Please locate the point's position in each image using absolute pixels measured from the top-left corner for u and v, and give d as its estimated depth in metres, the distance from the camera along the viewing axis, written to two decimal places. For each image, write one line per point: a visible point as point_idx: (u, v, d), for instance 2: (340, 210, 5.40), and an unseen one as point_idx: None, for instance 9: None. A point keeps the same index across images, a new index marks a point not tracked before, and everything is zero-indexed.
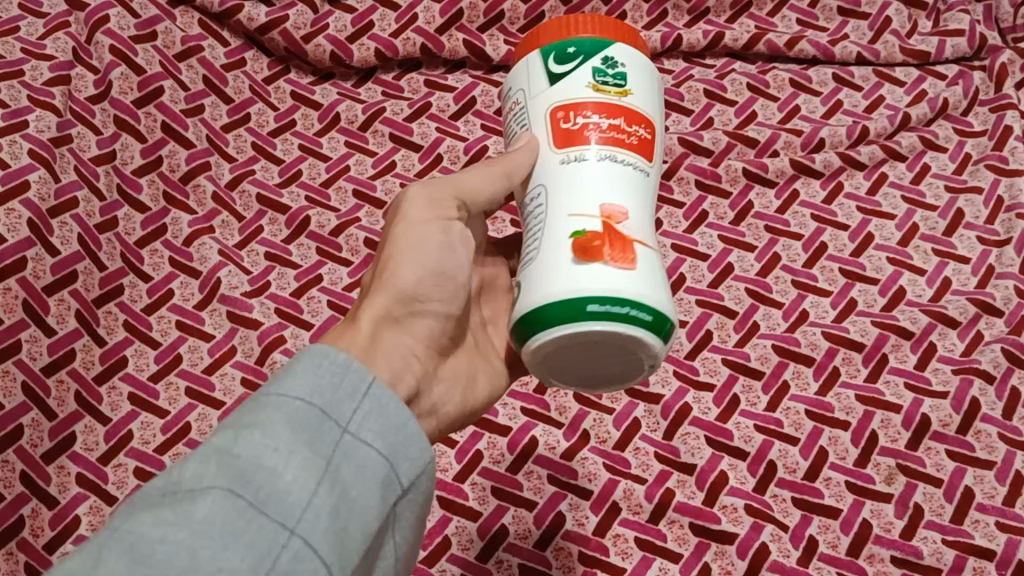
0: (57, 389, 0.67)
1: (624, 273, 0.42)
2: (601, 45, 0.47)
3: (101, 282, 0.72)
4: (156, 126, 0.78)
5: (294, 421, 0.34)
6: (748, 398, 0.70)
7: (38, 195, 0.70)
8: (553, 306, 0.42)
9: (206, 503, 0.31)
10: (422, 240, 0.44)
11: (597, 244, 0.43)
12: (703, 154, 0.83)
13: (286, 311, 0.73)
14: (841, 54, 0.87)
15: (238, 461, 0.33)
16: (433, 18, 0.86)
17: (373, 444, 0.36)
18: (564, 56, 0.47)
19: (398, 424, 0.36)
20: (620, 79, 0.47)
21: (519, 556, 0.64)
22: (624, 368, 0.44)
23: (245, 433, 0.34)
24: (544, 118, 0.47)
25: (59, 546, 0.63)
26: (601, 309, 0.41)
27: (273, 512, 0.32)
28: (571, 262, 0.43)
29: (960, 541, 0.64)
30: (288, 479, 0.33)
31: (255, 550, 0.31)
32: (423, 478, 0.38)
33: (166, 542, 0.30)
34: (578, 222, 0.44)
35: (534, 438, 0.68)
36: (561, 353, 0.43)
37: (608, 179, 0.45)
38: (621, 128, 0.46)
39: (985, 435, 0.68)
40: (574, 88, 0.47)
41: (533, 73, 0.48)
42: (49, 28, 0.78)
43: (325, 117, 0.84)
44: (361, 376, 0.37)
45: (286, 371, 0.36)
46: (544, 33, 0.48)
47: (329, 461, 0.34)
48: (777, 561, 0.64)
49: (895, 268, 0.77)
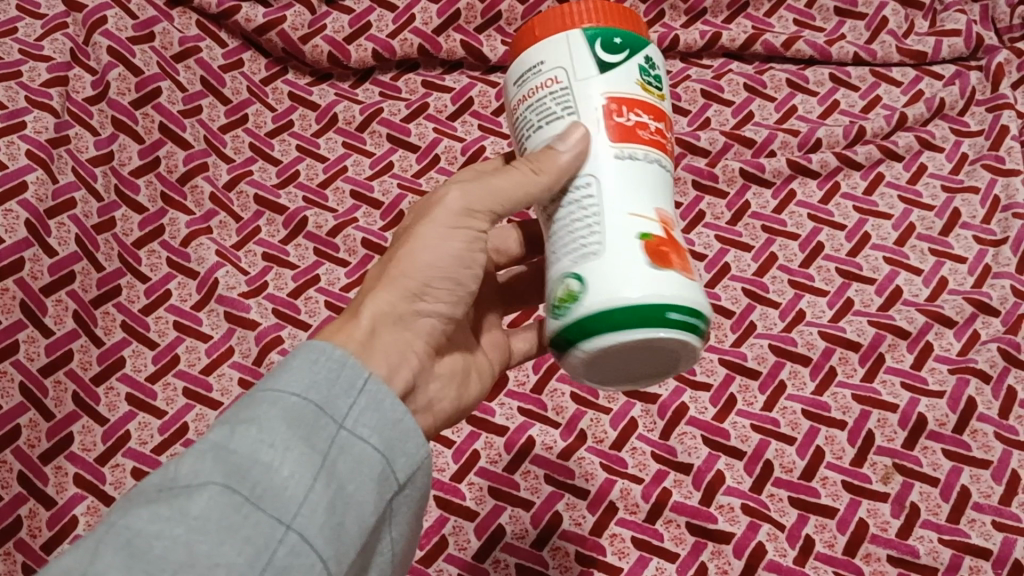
0: (55, 389, 0.67)
1: (690, 284, 0.41)
2: (642, 42, 0.44)
3: (98, 282, 0.72)
4: (154, 126, 0.78)
5: (290, 417, 0.34)
6: (745, 398, 0.71)
7: (36, 196, 0.70)
8: (634, 314, 0.39)
9: (202, 499, 0.31)
10: (435, 237, 0.42)
11: (664, 251, 0.41)
12: (700, 154, 0.83)
13: (284, 311, 0.73)
14: (838, 54, 0.87)
15: (234, 457, 0.33)
16: (430, 18, 0.86)
17: (369, 440, 0.35)
18: (613, 45, 0.42)
19: (395, 420, 0.36)
20: (659, 82, 0.44)
21: (516, 556, 0.64)
22: (661, 372, 0.44)
23: (241, 429, 0.34)
24: (592, 108, 0.42)
25: (57, 546, 0.63)
26: (681, 319, 0.40)
27: (269, 508, 0.32)
28: (648, 269, 0.40)
29: (956, 540, 0.64)
30: (283, 474, 0.33)
31: (251, 545, 0.31)
32: (421, 473, 0.38)
33: (163, 537, 0.30)
34: (642, 225, 0.41)
35: (531, 438, 0.68)
36: (622, 360, 0.41)
37: (658, 184, 0.43)
38: (665, 134, 0.44)
39: (981, 434, 0.68)
40: (625, 83, 0.42)
41: (576, 56, 0.42)
42: (47, 29, 0.78)
43: (323, 118, 0.84)
44: (357, 373, 0.36)
45: (284, 366, 0.36)
46: (588, 13, 0.43)
47: (326, 457, 0.34)
48: (773, 560, 0.64)
49: (891, 268, 0.77)
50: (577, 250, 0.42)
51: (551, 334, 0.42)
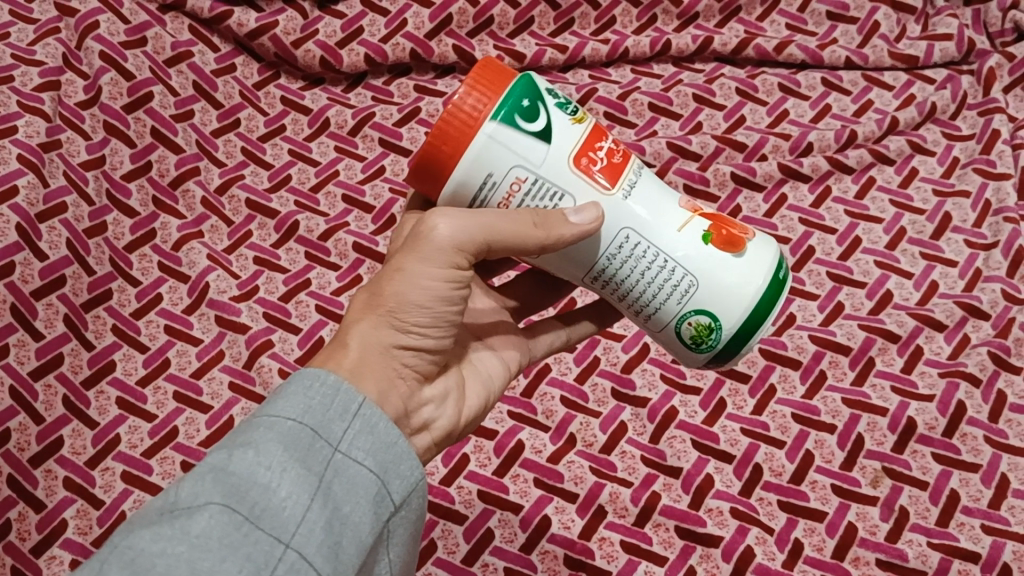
0: (45, 392, 0.67)
1: (759, 235, 0.45)
2: (531, 77, 0.41)
3: (89, 287, 0.72)
4: (146, 131, 0.78)
5: (286, 440, 0.34)
6: (734, 402, 0.71)
7: (27, 201, 0.70)
8: (758, 306, 0.43)
9: (203, 518, 0.31)
10: (422, 270, 0.40)
11: (730, 232, 0.43)
12: (692, 158, 0.83)
13: (275, 315, 0.74)
14: (830, 58, 0.87)
15: (233, 478, 0.33)
16: (422, 23, 0.86)
17: (363, 461, 0.36)
18: (527, 111, 0.40)
19: (389, 442, 0.37)
20: (569, 99, 0.42)
21: (505, 559, 0.64)
22: None
23: (239, 452, 0.34)
24: (570, 176, 0.41)
25: (46, 549, 0.63)
26: (781, 275, 0.44)
27: (268, 527, 0.32)
28: (737, 258, 0.43)
29: (945, 544, 0.64)
30: (281, 495, 0.33)
31: (252, 562, 0.31)
32: (416, 494, 0.38)
33: (166, 555, 0.30)
34: (695, 228, 0.43)
35: (521, 441, 0.68)
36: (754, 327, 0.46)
37: (659, 189, 0.43)
38: (618, 144, 0.43)
39: (971, 437, 0.68)
40: (566, 132, 0.41)
41: (514, 145, 0.39)
42: (40, 34, 0.78)
43: (315, 122, 0.84)
44: (351, 397, 0.37)
45: (279, 394, 0.37)
46: (480, 104, 0.39)
47: (322, 478, 0.34)
48: (762, 564, 0.64)
49: (882, 272, 0.77)
50: (671, 296, 0.43)
51: (698, 364, 0.45)
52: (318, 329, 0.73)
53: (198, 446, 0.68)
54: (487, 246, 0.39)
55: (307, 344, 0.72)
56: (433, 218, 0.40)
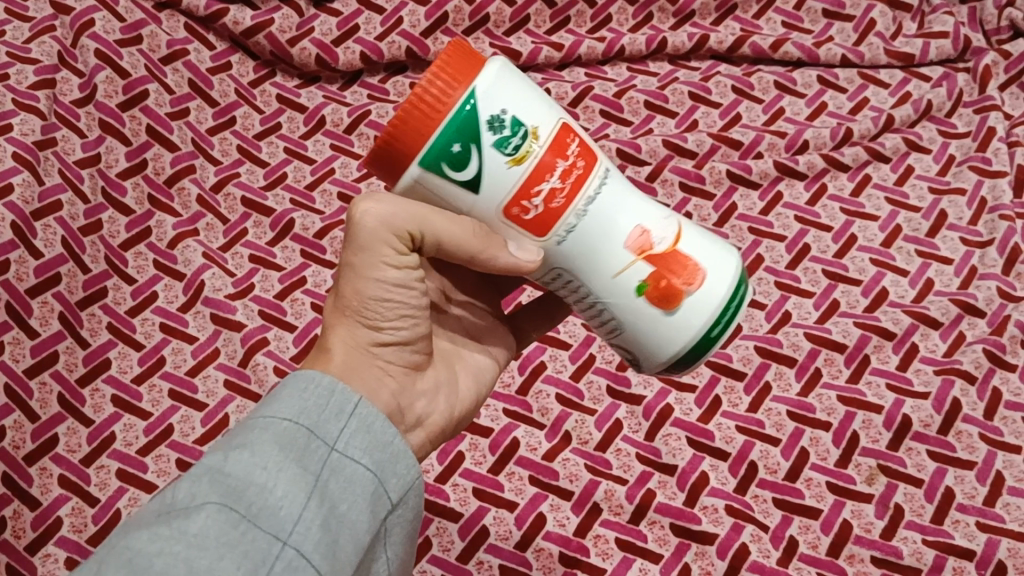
0: (40, 390, 0.67)
1: (710, 280, 0.42)
2: (473, 110, 0.37)
3: (84, 285, 0.72)
4: (141, 129, 0.78)
5: (282, 441, 0.35)
6: (730, 399, 0.71)
7: (22, 198, 0.70)
8: (682, 358, 0.43)
9: (200, 517, 0.31)
10: (370, 264, 0.41)
11: (668, 284, 0.41)
12: (687, 156, 0.83)
13: (271, 313, 0.74)
14: (826, 56, 0.87)
15: (229, 478, 0.33)
16: (418, 21, 0.86)
17: (360, 460, 0.36)
18: (455, 158, 0.38)
19: (385, 441, 0.37)
20: (519, 127, 0.38)
21: (499, 557, 0.64)
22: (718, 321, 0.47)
23: (235, 454, 0.34)
24: (497, 220, 0.40)
25: (41, 547, 0.63)
26: (719, 330, 0.43)
27: (266, 525, 0.32)
28: (667, 316, 0.42)
29: (940, 541, 0.64)
30: (279, 493, 0.33)
31: (250, 559, 0.31)
32: (412, 493, 0.38)
33: (163, 554, 0.30)
34: (633, 276, 0.41)
35: (516, 439, 0.68)
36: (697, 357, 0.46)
37: (607, 228, 0.41)
38: (572, 161, 0.40)
39: (966, 435, 0.68)
40: (499, 180, 0.39)
41: (441, 190, 0.39)
42: (35, 32, 0.78)
43: (311, 120, 0.84)
44: (346, 398, 0.37)
45: (274, 398, 0.37)
46: (408, 146, 0.38)
47: (318, 476, 0.35)
48: (756, 561, 0.64)
49: (878, 269, 0.77)
50: (602, 328, 0.45)
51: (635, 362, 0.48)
52: (314, 326, 0.73)
53: (193, 443, 0.68)
54: (422, 231, 0.39)
55: (303, 342, 0.72)
56: (361, 203, 0.40)
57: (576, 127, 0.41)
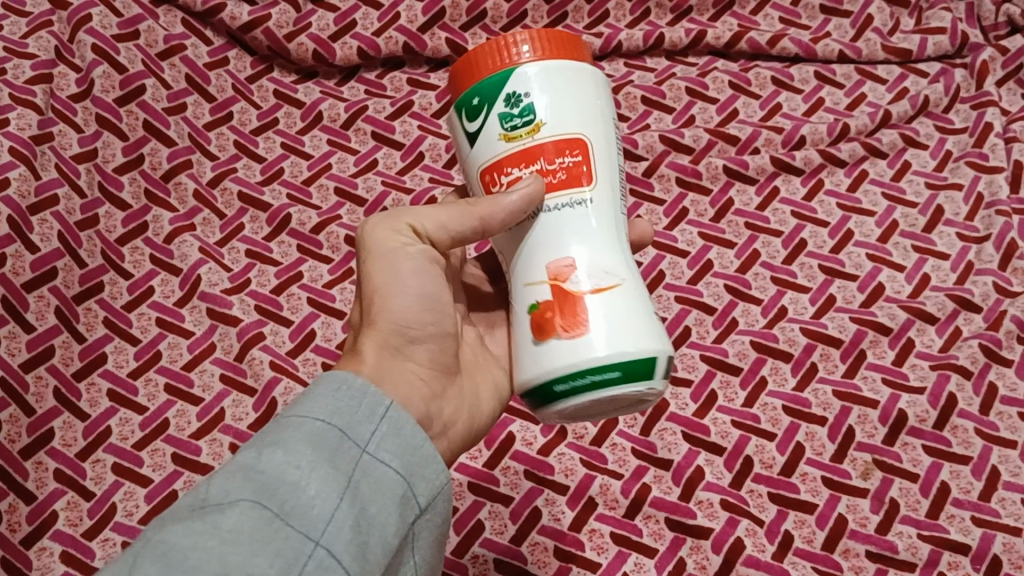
0: (36, 384, 0.67)
1: (584, 339, 0.42)
2: (503, 82, 0.43)
3: (80, 279, 0.72)
4: (138, 124, 0.79)
5: (315, 440, 0.36)
6: (725, 394, 0.71)
7: (18, 193, 0.70)
8: (533, 394, 0.44)
9: (234, 514, 0.32)
10: (387, 266, 0.45)
11: (550, 318, 0.43)
12: (684, 152, 0.83)
13: (266, 308, 0.74)
14: (822, 52, 0.88)
15: (262, 475, 0.34)
16: (415, 17, 0.86)
17: (390, 463, 0.37)
18: (473, 109, 0.44)
19: (415, 445, 0.38)
20: (529, 115, 0.43)
21: (494, 551, 0.64)
22: (626, 408, 0.45)
23: (268, 451, 0.35)
24: (479, 172, 0.45)
25: (36, 540, 0.63)
26: (568, 388, 0.43)
27: (298, 524, 0.33)
28: (534, 343, 0.44)
29: (935, 536, 0.64)
30: (311, 493, 0.34)
31: (282, 557, 0.32)
32: (441, 497, 0.39)
33: (198, 549, 0.31)
34: (533, 293, 0.45)
35: (511, 434, 0.68)
36: (572, 417, 0.45)
37: (539, 244, 0.45)
38: (557, 169, 0.44)
39: (962, 430, 0.68)
40: (488, 145, 0.44)
41: (458, 132, 0.46)
42: (32, 27, 0.78)
43: (308, 116, 0.84)
44: (379, 400, 0.38)
45: (308, 397, 0.38)
46: (454, 81, 0.45)
47: (349, 478, 0.35)
48: (751, 556, 0.64)
49: (874, 265, 0.77)
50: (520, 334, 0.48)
51: None
52: (309, 321, 0.73)
53: (188, 438, 0.68)
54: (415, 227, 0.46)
55: (299, 336, 0.73)
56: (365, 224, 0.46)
57: (593, 154, 0.44)
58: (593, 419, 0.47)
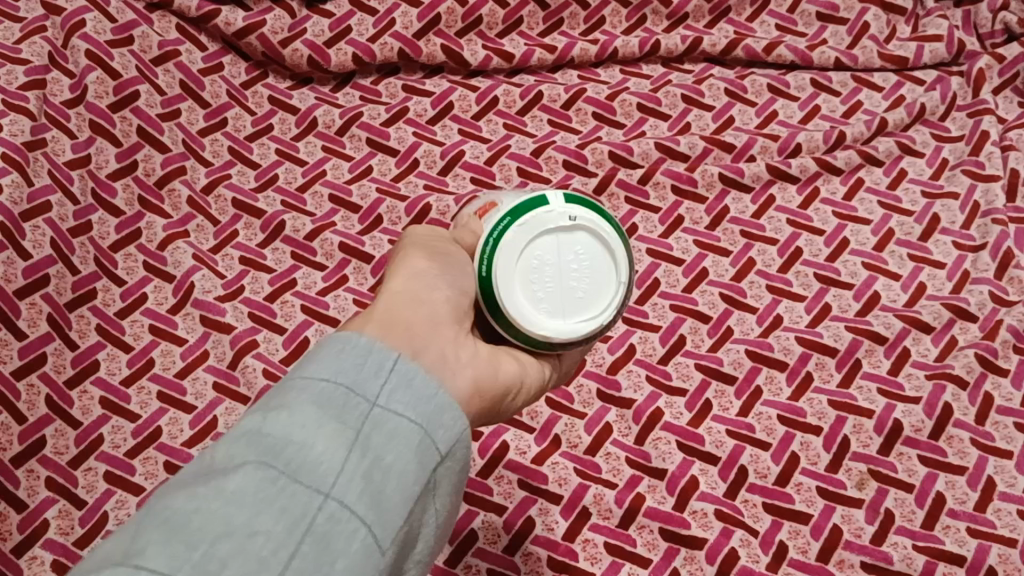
0: (27, 392, 0.66)
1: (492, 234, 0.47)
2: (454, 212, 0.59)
3: (73, 286, 0.71)
4: (132, 130, 0.78)
5: (320, 398, 0.31)
6: (720, 403, 0.70)
7: (10, 200, 0.70)
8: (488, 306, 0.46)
9: (237, 476, 0.29)
10: (416, 244, 0.45)
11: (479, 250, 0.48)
12: (680, 159, 0.82)
13: (260, 315, 0.74)
14: (819, 60, 0.87)
15: (267, 439, 0.30)
16: (411, 23, 0.86)
17: (403, 414, 0.32)
18: None
19: (429, 394, 0.33)
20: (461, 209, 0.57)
21: (487, 561, 0.64)
22: (574, 261, 0.47)
23: (273, 414, 0.31)
24: None
25: (27, 549, 0.62)
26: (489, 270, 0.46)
27: (306, 480, 0.29)
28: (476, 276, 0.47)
29: (930, 547, 0.64)
30: (318, 450, 0.30)
31: (289, 515, 0.28)
32: (462, 445, 0.34)
33: (201, 512, 0.27)
34: None
35: (505, 442, 0.68)
36: (534, 304, 0.46)
37: None
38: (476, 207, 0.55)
39: (957, 440, 0.68)
40: None
41: None
42: (26, 32, 0.78)
43: (303, 122, 0.84)
44: (386, 354, 0.33)
45: (311, 357, 0.33)
46: None
47: (359, 432, 0.31)
48: (746, 566, 0.64)
49: (870, 273, 0.77)
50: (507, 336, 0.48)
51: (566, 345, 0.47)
52: (303, 329, 0.73)
53: (181, 446, 0.67)
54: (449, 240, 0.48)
55: (292, 344, 0.72)
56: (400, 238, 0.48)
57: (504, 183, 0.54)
58: (574, 304, 0.47)
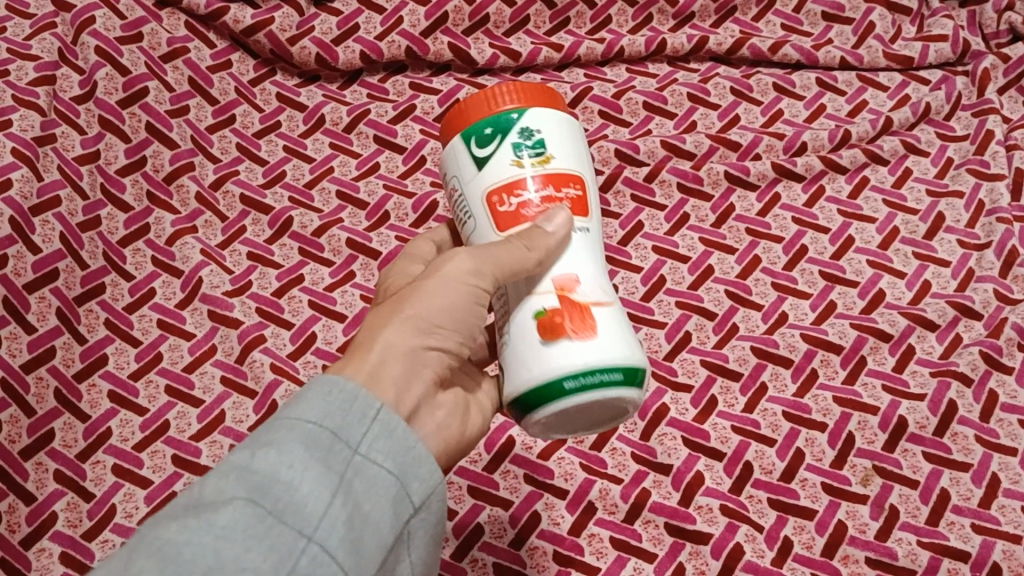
0: (36, 385, 0.67)
1: (592, 341, 0.46)
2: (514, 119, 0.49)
3: (82, 281, 0.72)
4: (140, 126, 0.79)
5: (307, 440, 0.37)
6: (725, 399, 0.71)
7: (21, 194, 0.71)
8: (534, 388, 0.46)
9: (228, 512, 0.35)
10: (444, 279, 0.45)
11: (560, 322, 0.46)
12: (685, 157, 0.83)
13: (268, 310, 0.74)
14: (824, 59, 0.88)
15: (257, 476, 0.36)
16: (418, 21, 0.87)
17: (383, 463, 0.38)
18: (483, 137, 0.49)
19: (408, 446, 0.39)
20: (539, 147, 0.49)
21: (494, 555, 0.64)
22: (608, 416, 0.49)
23: (263, 451, 0.37)
24: (485, 195, 0.49)
25: (36, 541, 0.63)
26: (569, 381, 0.45)
27: (292, 521, 0.35)
28: (539, 342, 0.46)
29: (934, 542, 0.64)
30: (303, 492, 0.36)
31: (275, 552, 0.34)
32: (435, 497, 0.40)
33: (193, 544, 0.33)
34: (538, 300, 0.48)
35: (511, 437, 0.68)
36: (555, 421, 0.48)
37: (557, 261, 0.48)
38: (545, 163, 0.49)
39: (962, 437, 0.68)
40: (496, 171, 0.49)
41: (461, 158, 0.50)
42: (36, 28, 0.79)
43: (310, 119, 0.84)
44: (369, 403, 0.39)
45: (299, 398, 0.39)
46: (463, 118, 0.50)
47: (342, 476, 0.37)
48: (751, 561, 0.64)
49: (875, 271, 0.77)
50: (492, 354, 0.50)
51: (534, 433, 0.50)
52: (310, 324, 0.73)
53: (189, 439, 0.68)
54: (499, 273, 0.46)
55: (299, 339, 0.73)
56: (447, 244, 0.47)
57: (586, 188, 0.51)
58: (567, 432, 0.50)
